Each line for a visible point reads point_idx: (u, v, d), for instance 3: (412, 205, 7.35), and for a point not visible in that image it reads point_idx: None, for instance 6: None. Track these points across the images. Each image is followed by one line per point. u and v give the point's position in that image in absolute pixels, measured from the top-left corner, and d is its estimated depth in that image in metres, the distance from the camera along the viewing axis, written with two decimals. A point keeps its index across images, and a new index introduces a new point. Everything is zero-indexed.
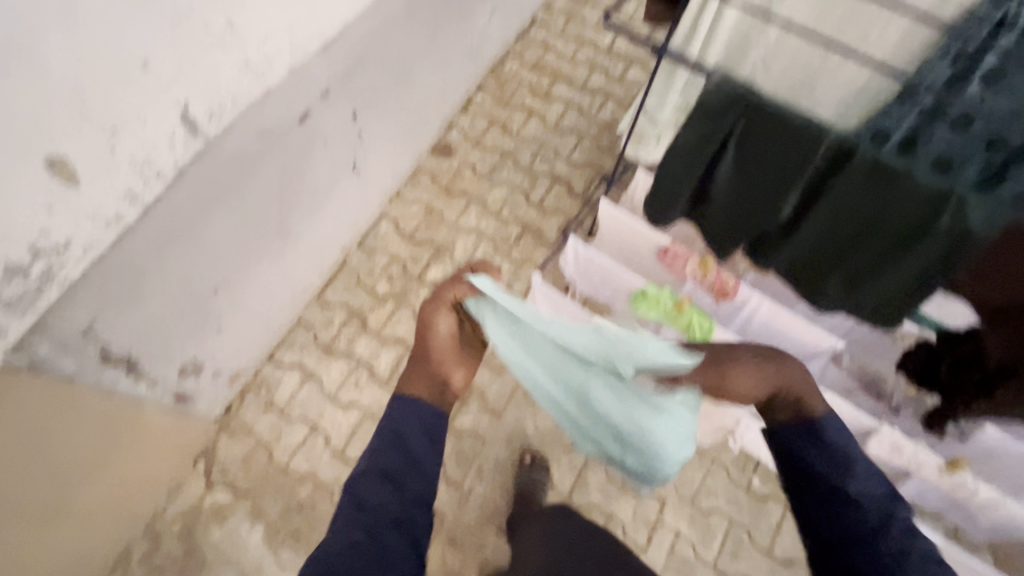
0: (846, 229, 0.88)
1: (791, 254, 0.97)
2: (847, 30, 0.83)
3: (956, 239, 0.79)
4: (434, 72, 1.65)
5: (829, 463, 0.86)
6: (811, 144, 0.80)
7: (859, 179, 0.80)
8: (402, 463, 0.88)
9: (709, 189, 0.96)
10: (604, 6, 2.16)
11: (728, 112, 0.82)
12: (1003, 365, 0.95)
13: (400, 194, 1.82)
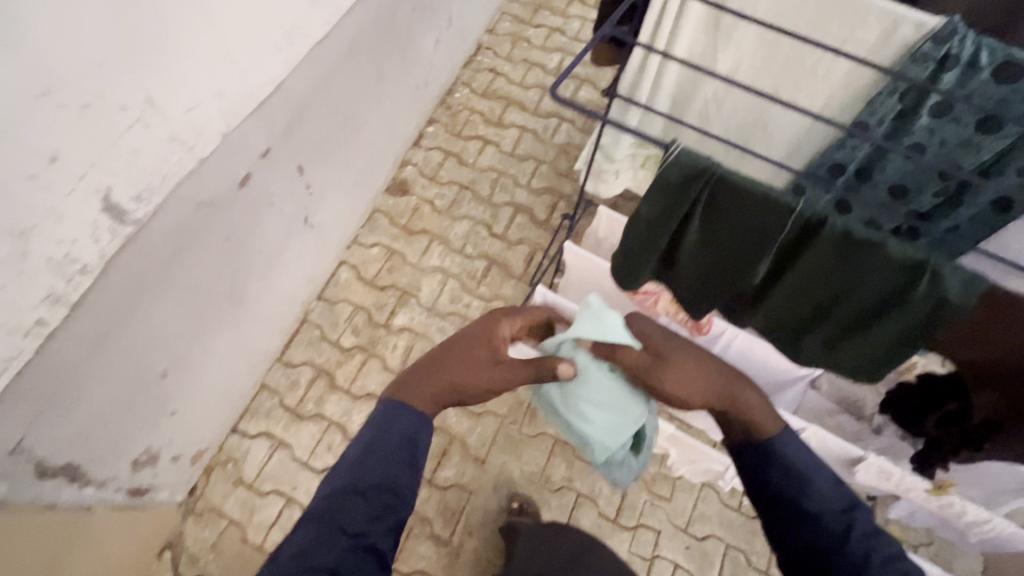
0: (825, 302, 0.75)
1: (771, 325, 0.82)
2: (792, 68, 0.82)
3: (932, 316, 0.67)
4: (382, 112, 1.59)
5: (788, 482, 0.84)
6: (781, 210, 0.67)
7: (832, 248, 0.68)
8: (396, 474, 0.88)
9: (675, 259, 0.81)
10: (548, 27, 2.15)
11: (690, 181, 0.69)
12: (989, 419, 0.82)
13: (358, 239, 1.75)
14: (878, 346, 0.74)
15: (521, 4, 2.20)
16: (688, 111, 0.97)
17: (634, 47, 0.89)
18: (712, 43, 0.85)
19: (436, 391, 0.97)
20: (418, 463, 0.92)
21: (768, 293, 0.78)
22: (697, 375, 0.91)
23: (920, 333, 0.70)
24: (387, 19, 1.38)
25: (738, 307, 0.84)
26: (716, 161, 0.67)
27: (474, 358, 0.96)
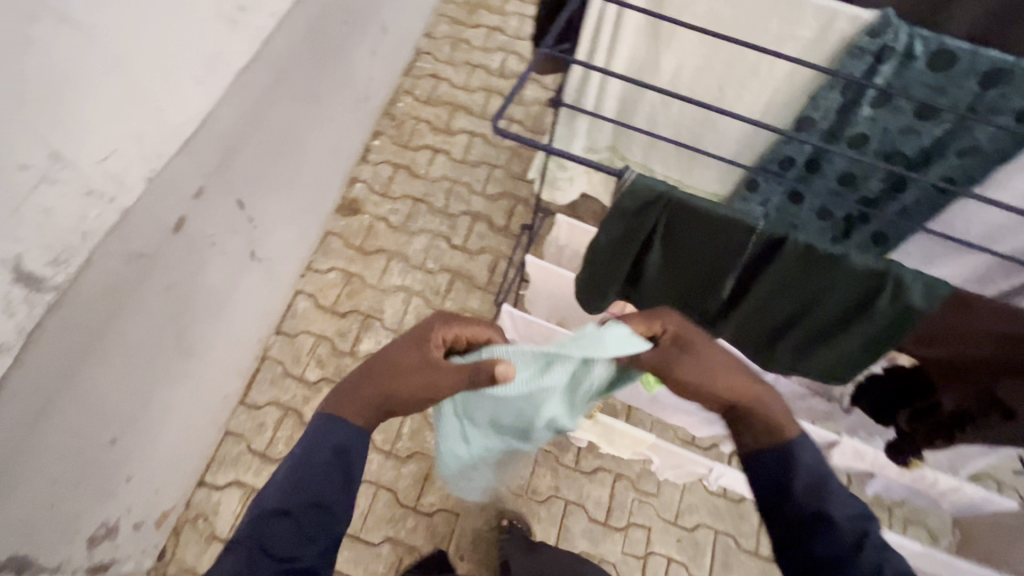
0: (789, 312, 0.74)
1: (738, 336, 0.81)
2: (736, 65, 0.81)
3: (901, 320, 0.67)
4: (324, 132, 1.51)
5: (808, 487, 0.68)
6: (742, 228, 0.67)
7: (797, 260, 0.67)
8: (332, 489, 0.70)
9: (638, 280, 0.79)
10: (487, 27, 2.10)
11: (648, 207, 0.68)
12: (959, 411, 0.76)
13: (313, 265, 1.67)
14: (847, 350, 0.74)
15: (457, 4, 2.15)
16: (636, 114, 0.95)
17: (573, 65, 0.89)
18: (653, 47, 0.84)
19: (367, 402, 0.72)
20: (355, 478, 0.72)
21: (736, 307, 0.77)
22: (727, 366, 0.71)
23: (886, 338, 0.70)
24: (320, 36, 1.29)
25: (707, 324, 0.82)
26: (671, 184, 0.66)
27: (402, 361, 0.72)
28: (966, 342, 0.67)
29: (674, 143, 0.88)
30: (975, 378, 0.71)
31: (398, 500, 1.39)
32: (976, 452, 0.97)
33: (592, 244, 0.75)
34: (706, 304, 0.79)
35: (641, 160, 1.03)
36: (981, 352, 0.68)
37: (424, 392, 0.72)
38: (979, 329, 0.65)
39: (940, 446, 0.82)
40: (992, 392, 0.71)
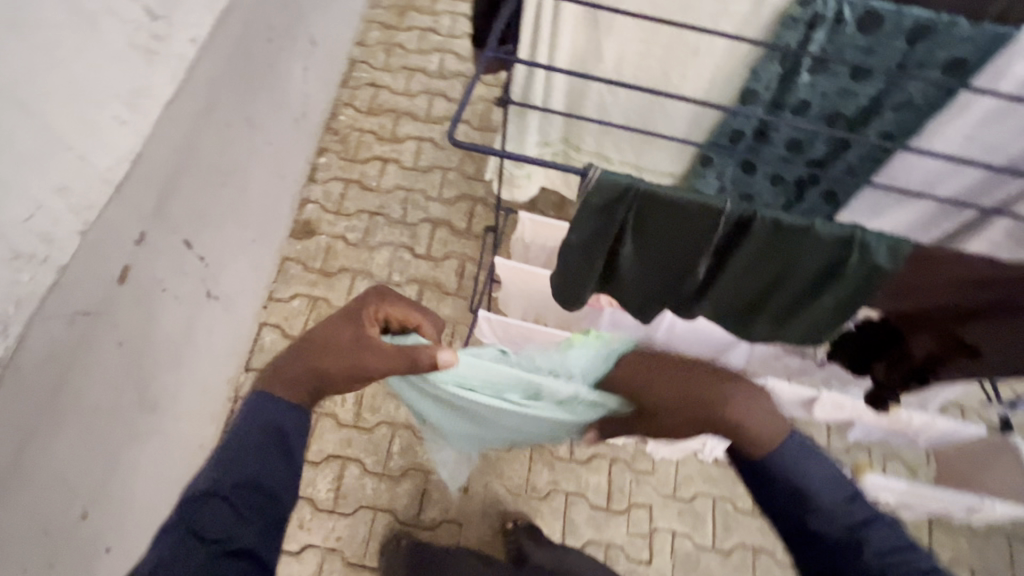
0: (764, 283, 0.75)
1: (718, 312, 0.82)
2: (676, 46, 0.82)
3: (869, 280, 0.68)
4: (265, 156, 1.45)
5: (789, 495, 0.74)
6: (709, 210, 0.67)
7: (765, 236, 0.68)
8: (267, 469, 0.75)
9: (613, 271, 0.79)
10: (420, 28, 2.06)
11: (615, 203, 0.68)
12: (932, 357, 0.78)
13: (273, 294, 1.61)
14: (820, 315, 0.76)
15: (386, 9, 2.10)
16: (585, 103, 0.95)
17: (514, 64, 0.88)
18: (593, 35, 0.84)
19: (302, 376, 0.77)
20: (291, 454, 0.78)
21: (711, 286, 0.78)
22: (681, 401, 0.76)
23: (857, 299, 0.72)
24: (246, 56, 1.22)
25: (685, 305, 0.83)
26: (635, 178, 0.67)
27: (337, 337, 0.76)
28: (929, 291, 0.69)
29: (627, 128, 0.89)
30: (940, 324, 0.74)
31: (399, 520, 1.36)
32: (945, 387, 1.02)
33: (566, 242, 0.75)
34: (683, 287, 0.79)
35: (596, 148, 1.03)
36: (944, 299, 0.70)
37: (356, 370, 0.75)
38: (942, 279, 0.67)
39: (916, 386, 0.83)
40: (958, 336, 0.73)
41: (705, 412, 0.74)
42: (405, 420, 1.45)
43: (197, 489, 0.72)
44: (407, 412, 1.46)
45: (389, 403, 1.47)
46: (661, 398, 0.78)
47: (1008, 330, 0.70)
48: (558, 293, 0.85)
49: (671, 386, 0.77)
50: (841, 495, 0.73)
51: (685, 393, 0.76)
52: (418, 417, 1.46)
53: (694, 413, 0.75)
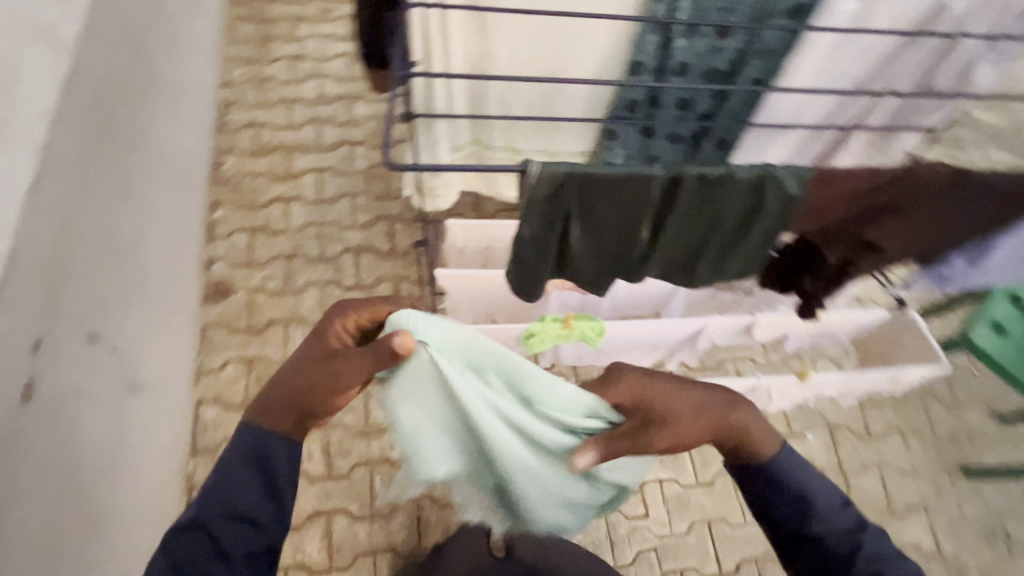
0: (697, 233, 0.82)
1: (663, 269, 0.88)
2: (563, 33, 0.86)
3: (785, 209, 0.77)
4: (156, 223, 1.32)
5: (789, 503, 0.68)
6: (637, 179, 0.73)
7: (693, 190, 0.75)
8: (253, 501, 0.66)
9: (564, 254, 0.83)
10: (287, 58, 1.97)
11: (558, 189, 0.72)
12: (844, 262, 0.88)
13: (202, 366, 1.49)
14: (750, 249, 0.84)
15: (244, 44, 1.98)
16: (488, 101, 0.98)
17: (412, 78, 0.89)
18: (483, 36, 0.86)
19: (281, 402, 0.68)
20: (276, 485, 0.68)
21: (654, 249, 0.83)
22: (689, 401, 0.69)
23: (776, 229, 0.80)
24: (108, 120, 1.11)
25: (633, 271, 0.88)
26: (569, 164, 0.71)
27: (313, 352, 0.69)
28: (830, 206, 0.78)
29: (534, 118, 0.92)
30: (843, 233, 0.84)
31: (402, 555, 1.33)
32: (850, 286, 1.18)
33: (517, 236, 0.78)
34: (629, 255, 0.84)
35: (507, 143, 1.06)
36: (843, 210, 0.79)
37: (329, 382, 0.67)
38: (838, 194, 0.77)
39: (835, 290, 0.93)
40: (860, 240, 0.84)
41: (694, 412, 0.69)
42: (380, 455, 1.41)
43: (179, 522, 0.66)
44: (381, 446, 1.42)
45: (359, 443, 1.42)
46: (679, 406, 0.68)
47: (897, 225, 0.81)
48: (516, 287, 0.87)
49: (679, 395, 0.69)
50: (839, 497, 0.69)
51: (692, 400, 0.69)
52: (393, 448, 1.42)
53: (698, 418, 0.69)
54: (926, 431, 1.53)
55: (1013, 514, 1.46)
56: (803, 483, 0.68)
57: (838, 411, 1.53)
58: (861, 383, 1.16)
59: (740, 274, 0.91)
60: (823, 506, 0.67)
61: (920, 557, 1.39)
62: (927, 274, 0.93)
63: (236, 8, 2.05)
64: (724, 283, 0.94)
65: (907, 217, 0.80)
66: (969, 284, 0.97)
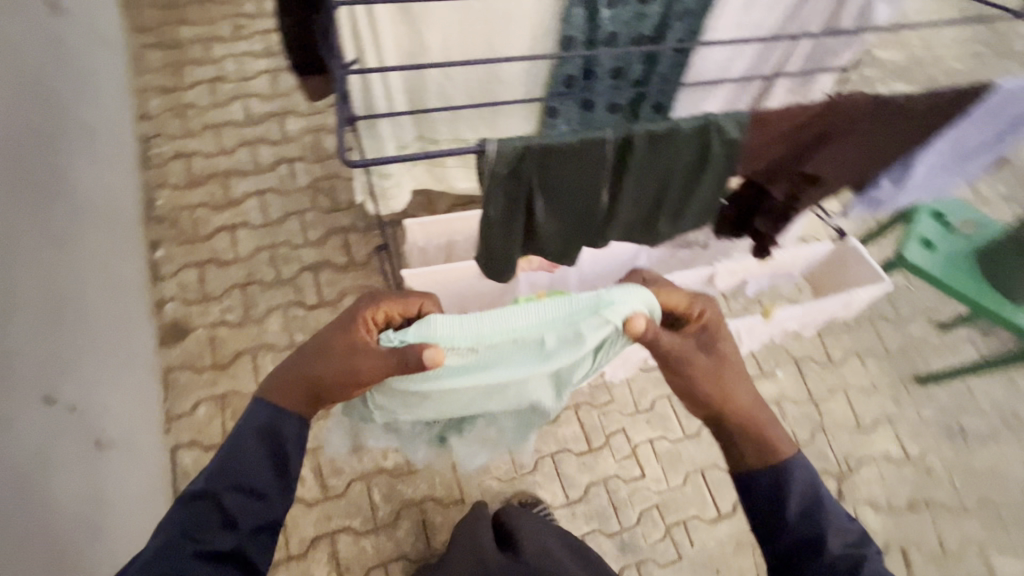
0: (652, 190, 0.86)
1: (625, 229, 0.92)
2: (491, 16, 0.87)
3: (729, 155, 0.81)
4: (95, 271, 1.25)
5: (802, 516, 0.71)
6: (588, 146, 0.75)
7: (642, 148, 0.78)
8: (261, 474, 0.69)
9: (531, 228, 0.86)
10: (206, 81, 1.89)
11: (517, 165, 0.74)
12: (789, 198, 0.93)
13: (171, 412, 1.43)
14: (703, 198, 0.88)
15: (156, 73, 1.88)
16: (427, 94, 0.98)
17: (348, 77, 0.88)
18: (412, 29, 0.86)
19: (302, 380, 0.69)
20: (284, 460, 0.70)
21: (615, 211, 0.87)
22: (734, 383, 0.73)
23: (725, 175, 0.85)
24: (21, 169, 1.04)
25: (598, 235, 0.91)
26: (522, 140, 0.72)
27: (339, 337, 0.70)
28: (767, 147, 0.83)
29: (476, 104, 0.93)
30: (782, 171, 0.89)
31: (413, 560, 1.33)
32: (795, 224, 1.26)
33: (485, 217, 0.81)
34: (591, 220, 0.87)
35: (452, 135, 1.07)
36: (779, 149, 0.84)
37: (347, 372, 0.68)
38: (773, 134, 0.81)
39: (786, 226, 0.99)
40: (798, 175, 0.89)
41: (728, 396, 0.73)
42: (374, 467, 1.40)
43: (188, 490, 0.66)
44: (373, 458, 1.41)
45: (351, 459, 1.40)
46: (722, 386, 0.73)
47: (830, 156, 0.87)
48: (489, 268, 0.90)
49: (723, 379, 0.73)
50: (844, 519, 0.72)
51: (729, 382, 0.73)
52: (385, 457, 1.41)
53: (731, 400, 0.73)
54: (880, 349, 1.65)
55: (964, 409, 1.60)
56: (814, 490, 0.72)
57: (801, 344, 1.63)
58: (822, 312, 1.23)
59: (698, 224, 0.96)
60: (832, 516, 0.71)
61: (892, 464, 1.50)
62: (860, 199, 1.00)
63: (139, 35, 1.94)
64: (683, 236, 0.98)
65: (840, 144, 0.85)
66: (898, 205, 1.04)
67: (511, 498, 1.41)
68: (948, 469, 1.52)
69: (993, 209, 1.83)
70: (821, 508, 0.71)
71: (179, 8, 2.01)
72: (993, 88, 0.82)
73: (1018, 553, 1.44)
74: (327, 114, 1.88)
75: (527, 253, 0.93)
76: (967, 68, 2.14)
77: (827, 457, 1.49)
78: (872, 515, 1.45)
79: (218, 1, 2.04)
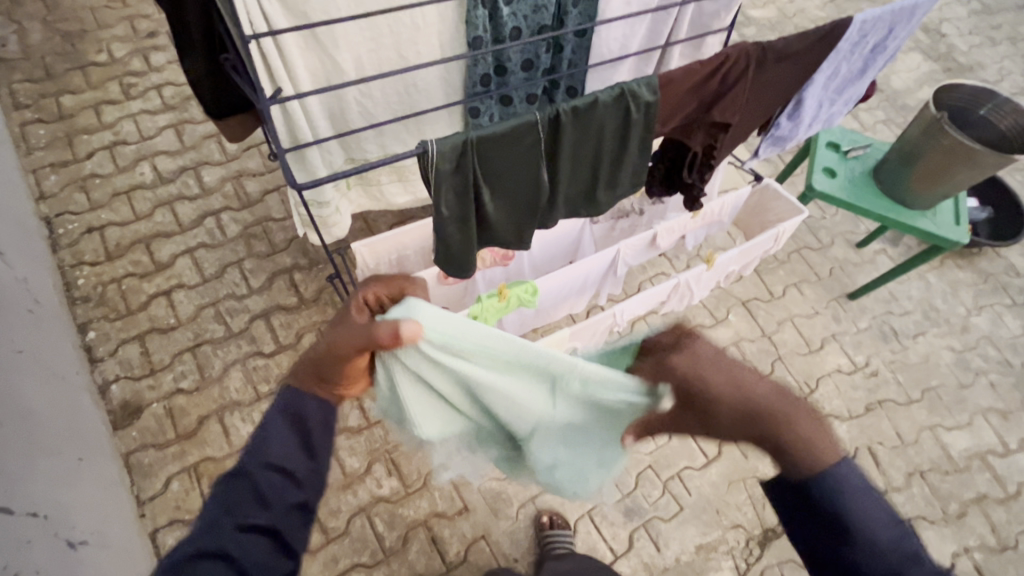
0: (587, 159, 0.91)
1: (567, 203, 0.97)
2: (399, 31, 0.89)
3: (648, 117, 0.87)
4: (26, 367, 1.16)
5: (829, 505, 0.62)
6: (522, 129, 0.79)
7: (569, 124, 0.83)
8: (290, 452, 0.64)
9: (483, 221, 0.90)
10: (104, 148, 1.79)
11: (458, 161, 0.77)
12: (706, 147, 1.01)
13: (142, 495, 1.35)
14: (633, 159, 0.94)
15: (46, 149, 1.76)
16: (350, 115, 0.99)
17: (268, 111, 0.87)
18: (322, 54, 0.87)
19: (307, 358, 0.67)
20: (316, 440, 0.66)
21: (556, 188, 0.91)
22: (744, 393, 0.66)
23: (648, 136, 0.91)
24: None
25: (545, 215, 0.96)
26: (457, 137, 0.75)
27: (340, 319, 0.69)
28: (676, 105, 0.90)
29: (399, 116, 0.95)
30: (696, 123, 0.97)
31: None
32: (717, 174, 1.35)
33: (438, 218, 0.84)
34: (537, 201, 0.91)
35: (382, 151, 1.08)
36: (687, 105, 0.92)
37: (334, 348, 0.65)
38: (679, 93, 0.88)
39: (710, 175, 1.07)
40: (711, 125, 0.97)
41: (748, 396, 0.66)
42: (371, 497, 1.38)
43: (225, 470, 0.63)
44: (368, 488, 1.39)
45: (344, 496, 1.37)
46: (729, 401, 0.66)
47: (736, 104, 0.94)
48: (450, 267, 0.93)
49: (730, 379, 0.67)
50: (889, 515, 0.61)
51: (743, 383, 0.67)
52: (381, 485, 1.40)
53: (743, 411, 0.66)
54: (812, 276, 1.80)
55: (892, 313, 1.77)
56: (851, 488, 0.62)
57: (745, 287, 1.75)
58: (758, 248, 1.32)
59: (633, 187, 1.02)
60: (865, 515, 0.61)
61: (844, 375, 1.65)
62: (766, 139, 1.11)
63: (19, 113, 1.80)
64: (623, 199, 1.04)
65: (741, 91, 0.93)
66: (799, 139, 1.15)
67: (540, 515, 1.40)
68: (891, 369, 1.68)
69: (879, 133, 2.04)
70: (850, 518, 0.60)
71: (57, 77, 1.88)
72: (851, 23, 0.93)
73: (962, 428, 1.62)
74: (245, 158, 1.82)
75: (482, 245, 0.96)
76: (829, 15, 2.37)
77: (789, 382, 1.61)
78: (838, 425, 1.58)
79: (100, 63, 1.93)
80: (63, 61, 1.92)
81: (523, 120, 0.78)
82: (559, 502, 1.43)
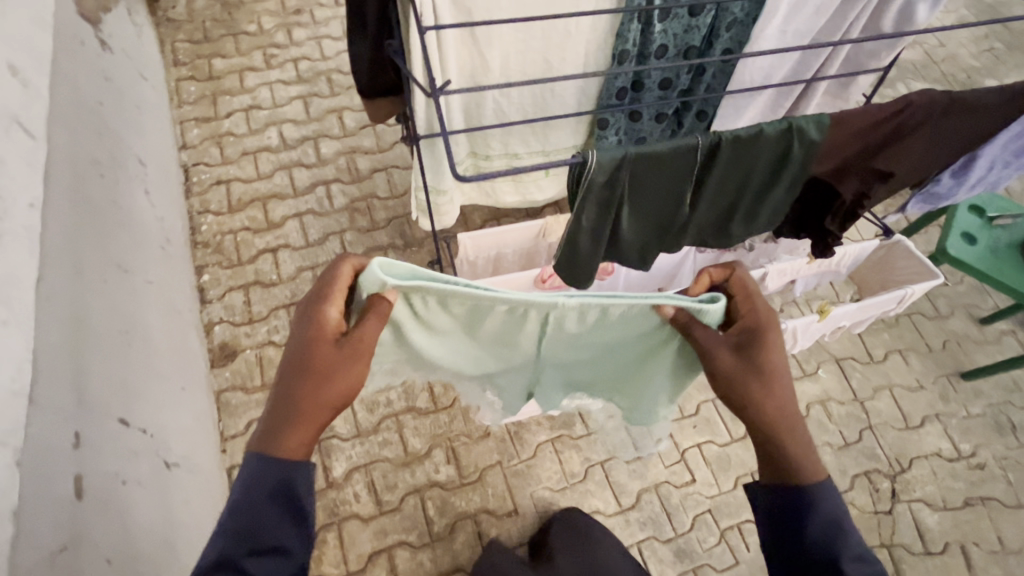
0: (728, 191, 0.88)
1: (697, 230, 0.94)
2: (550, 37, 0.90)
3: (808, 155, 0.85)
4: (154, 298, 1.30)
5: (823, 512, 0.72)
6: (667, 152, 0.79)
7: (725, 153, 0.81)
8: (275, 528, 0.68)
9: (615, 235, 0.89)
10: (241, 110, 1.95)
11: (611, 174, 0.77)
12: (858, 195, 0.94)
13: (225, 432, 1.46)
14: (779, 196, 0.91)
15: (194, 104, 1.94)
16: (483, 113, 1.02)
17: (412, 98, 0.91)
18: (474, 52, 0.90)
19: (290, 427, 0.69)
20: (307, 509, 0.70)
21: (693, 216, 0.90)
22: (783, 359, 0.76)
23: (800, 174, 0.87)
24: (84, 202, 1.11)
25: (675, 239, 0.94)
26: (619, 150, 0.76)
27: (317, 359, 0.70)
28: (845, 145, 0.86)
29: (529, 121, 0.96)
30: (854, 169, 0.91)
31: None
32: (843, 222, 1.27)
33: (573, 225, 0.84)
34: (671, 222, 0.90)
35: (504, 150, 1.10)
36: (855, 145, 0.87)
37: (349, 386, 0.71)
38: (852, 133, 0.85)
39: (850, 226, 1.00)
40: (870, 173, 0.91)
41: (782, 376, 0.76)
42: (427, 480, 1.42)
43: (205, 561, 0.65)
44: (425, 471, 1.43)
45: (401, 473, 1.42)
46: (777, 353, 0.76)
47: (901, 154, 0.89)
48: (567, 275, 0.93)
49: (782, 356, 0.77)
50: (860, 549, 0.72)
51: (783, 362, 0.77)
52: (438, 470, 1.43)
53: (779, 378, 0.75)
54: (922, 346, 1.65)
55: (1012, 403, 1.59)
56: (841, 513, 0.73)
57: (842, 345, 1.63)
58: (877, 306, 1.21)
59: (768, 223, 0.98)
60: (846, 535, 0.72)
61: (944, 461, 1.49)
62: (919, 194, 1.03)
63: (176, 69, 2.01)
64: (751, 236, 1.00)
65: (911, 143, 0.88)
66: (954, 201, 1.06)
67: None
68: (1001, 466, 1.50)
69: None
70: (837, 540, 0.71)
71: (212, 41, 2.08)
72: None
73: None
74: (360, 135, 1.93)
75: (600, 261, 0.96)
76: (985, 65, 2.17)
77: (877, 456, 1.48)
78: (928, 513, 1.43)
79: (250, 33, 2.11)
80: (220, 27, 2.11)
81: (678, 144, 0.78)
82: (608, 527, 1.40)
